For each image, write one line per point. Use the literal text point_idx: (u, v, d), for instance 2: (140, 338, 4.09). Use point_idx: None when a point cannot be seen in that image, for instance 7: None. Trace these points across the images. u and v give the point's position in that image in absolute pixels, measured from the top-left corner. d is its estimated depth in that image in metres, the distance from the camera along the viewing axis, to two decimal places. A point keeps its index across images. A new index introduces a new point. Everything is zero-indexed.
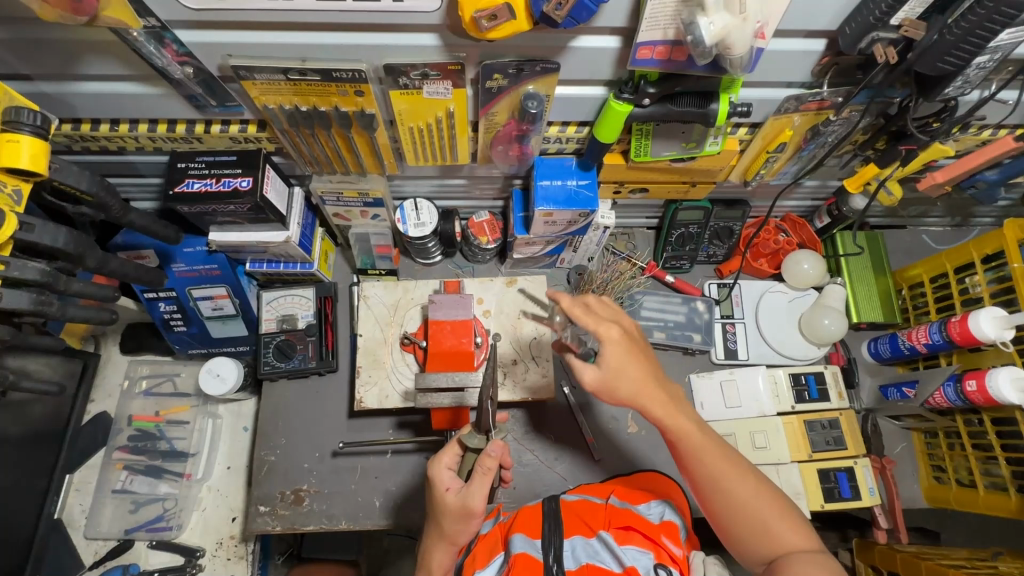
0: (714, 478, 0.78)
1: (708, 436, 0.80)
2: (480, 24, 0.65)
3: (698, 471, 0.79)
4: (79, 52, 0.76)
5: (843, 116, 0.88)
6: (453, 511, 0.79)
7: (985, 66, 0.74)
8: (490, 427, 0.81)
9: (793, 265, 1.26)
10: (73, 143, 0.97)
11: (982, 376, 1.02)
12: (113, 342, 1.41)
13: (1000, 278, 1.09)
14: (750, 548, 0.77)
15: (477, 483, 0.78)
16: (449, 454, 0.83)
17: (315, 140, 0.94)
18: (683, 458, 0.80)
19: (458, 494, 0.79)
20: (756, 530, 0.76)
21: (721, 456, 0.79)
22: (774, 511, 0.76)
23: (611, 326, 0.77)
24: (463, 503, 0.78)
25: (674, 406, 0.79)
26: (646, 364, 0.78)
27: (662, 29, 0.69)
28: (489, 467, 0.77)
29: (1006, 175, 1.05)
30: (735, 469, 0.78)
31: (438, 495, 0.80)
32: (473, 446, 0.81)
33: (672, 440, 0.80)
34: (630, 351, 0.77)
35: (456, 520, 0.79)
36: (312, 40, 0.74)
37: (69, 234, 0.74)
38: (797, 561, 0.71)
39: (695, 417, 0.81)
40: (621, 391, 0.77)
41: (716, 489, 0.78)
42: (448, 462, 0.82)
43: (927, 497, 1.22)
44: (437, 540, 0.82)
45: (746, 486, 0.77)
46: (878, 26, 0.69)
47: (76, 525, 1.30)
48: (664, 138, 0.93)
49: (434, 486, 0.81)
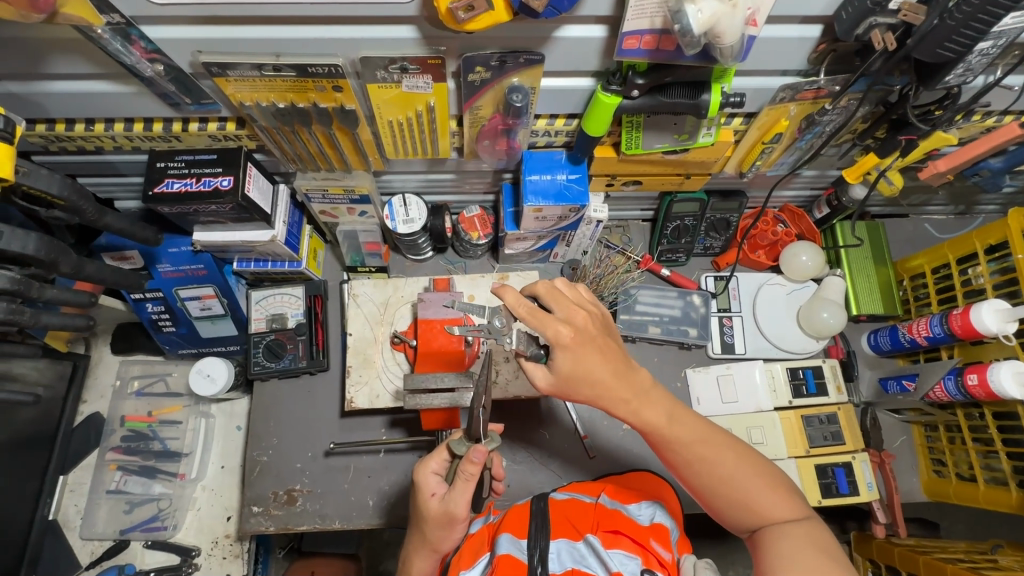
0: (690, 462, 0.77)
1: (680, 422, 0.78)
2: (456, 16, 0.62)
3: (674, 458, 0.78)
4: (45, 51, 0.73)
5: (841, 105, 0.85)
6: (436, 518, 0.79)
7: (988, 53, 0.71)
8: (480, 436, 0.79)
9: (790, 258, 1.23)
10: (49, 144, 0.95)
11: (983, 371, 1.00)
12: (104, 342, 1.40)
13: (1004, 269, 1.06)
14: (735, 523, 0.76)
15: (459, 491, 0.77)
16: (437, 459, 0.82)
17: (296, 137, 0.91)
18: (658, 446, 0.79)
19: (441, 500, 0.79)
20: (739, 508, 0.75)
21: (696, 440, 0.77)
22: (757, 487, 0.75)
23: (558, 327, 0.72)
24: (446, 510, 0.78)
25: (638, 398, 0.76)
26: (602, 362, 0.74)
27: (649, 18, 0.66)
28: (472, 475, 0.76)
29: (1011, 163, 1.02)
30: (712, 450, 0.77)
31: (422, 500, 0.80)
32: (459, 452, 0.79)
33: (642, 430, 0.78)
34: (581, 351, 0.73)
35: (439, 527, 0.80)
36: (286, 34, 0.71)
37: (39, 240, 0.72)
38: (781, 534, 0.71)
39: (665, 404, 0.78)
40: (579, 392, 0.75)
41: (694, 473, 0.77)
42: (434, 468, 0.82)
43: (926, 491, 1.20)
44: (419, 545, 0.83)
45: (725, 464, 0.76)
46: (876, 11, 0.64)
47: (72, 526, 1.30)
48: (655, 130, 0.90)
49: (419, 491, 0.81)
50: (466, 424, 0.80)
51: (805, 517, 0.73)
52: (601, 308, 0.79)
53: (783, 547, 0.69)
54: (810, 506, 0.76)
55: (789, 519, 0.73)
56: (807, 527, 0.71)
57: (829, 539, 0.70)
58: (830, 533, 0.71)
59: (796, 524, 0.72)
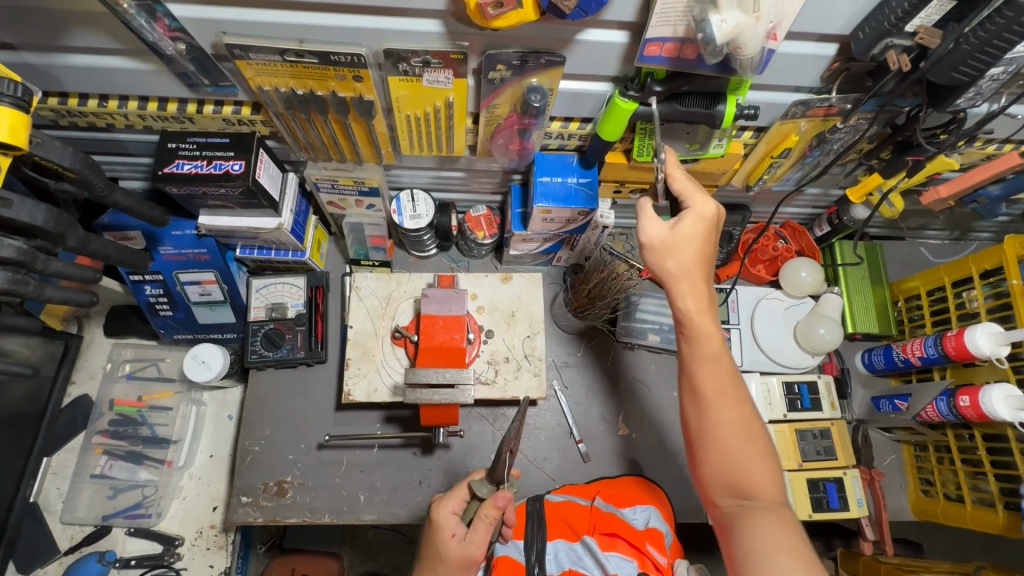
0: (707, 398, 0.79)
1: (716, 368, 0.80)
2: (486, 11, 0.63)
3: (695, 390, 0.80)
4: (66, 23, 0.73)
5: (851, 123, 0.87)
6: (454, 561, 0.77)
7: (998, 79, 0.72)
8: (502, 478, 0.79)
9: (790, 273, 1.25)
10: (59, 118, 0.94)
11: (976, 393, 1.01)
12: (97, 324, 1.38)
13: (997, 294, 1.08)
14: (715, 483, 0.78)
15: (480, 533, 0.77)
16: (456, 498, 0.81)
17: (311, 125, 0.91)
18: (688, 366, 0.81)
19: (460, 541, 0.78)
20: (727, 466, 0.77)
21: (721, 389, 0.79)
22: (752, 454, 0.77)
23: (706, 200, 0.80)
24: (466, 554, 0.77)
25: (699, 310, 0.80)
26: (695, 260, 0.80)
27: (673, 26, 0.67)
28: (492, 517, 0.76)
29: (1009, 192, 1.05)
30: (732, 399, 0.79)
31: (440, 541, 0.78)
32: (480, 495, 0.78)
33: (687, 334, 0.81)
34: (689, 258, 0.80)
35: (454, 571, 0.78)
36: (315, 20, 0.72)
37: (49, 212, 0.72)
38: (760, 510, 0.73)
39: (717, 334, 0.81)
40: (662, 264, 0.81)
41: (703, 414, 0.79)
42: (453, 507, 0.80)
43: (914, 510, 1.22)
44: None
45: (732, 419, 0.78)
46: (893, 32, 0.67)
47: (52, 510, 1.27)
48: (668, 138, 0.90)
49: (436, 529, 0.79)
50: (488, 465, 0.79)
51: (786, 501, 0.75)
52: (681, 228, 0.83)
53: (758, 525, 0.72)
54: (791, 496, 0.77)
55: (770, 499, 0.75)
56: (784, 512, 0.74)
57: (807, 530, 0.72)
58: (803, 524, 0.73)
59: (778, 504, 0.74)
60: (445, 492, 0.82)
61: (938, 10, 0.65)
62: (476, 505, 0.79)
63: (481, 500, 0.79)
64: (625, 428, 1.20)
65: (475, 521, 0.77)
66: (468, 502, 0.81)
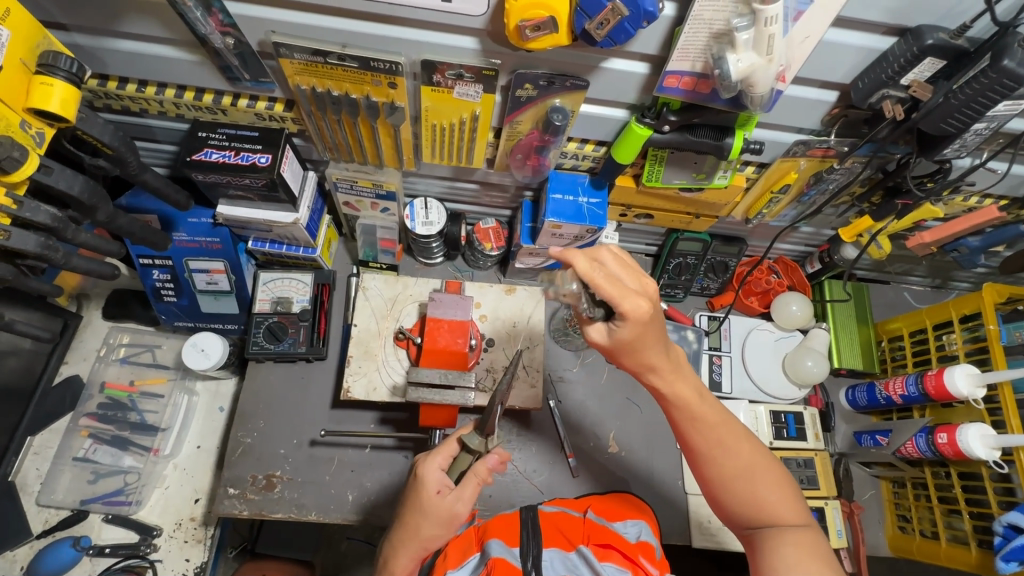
0: (713, 447, 0.80)
1: (708, 401, 0.80)
2: (523, 32, 0.68)
3: (698, 434, 0.80)
4: (123, 10, 0.77)
5: (846, 165, 0.94)
6: (438, 516, 0.80)
7: (981, 133, 0.78)
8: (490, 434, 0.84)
9: (782, 306, 1.30)
10: (95, 100, 0.97)
11: (953, 430, 1.05)
12: (96, 306, 1.38)
13: (975, 338, 1.13)
14: (736, 516, 0.81)
15: (468, 489, 0.81)
16: (443, 454, 0.84)
17: (339, 126, 0.95)
18: (682, 420, 0.80)
19: (445, 497, 0.81)
20: (749, 500, 0.79)
21: (719, 436, 0.79)
22: (767, 483, 0.79)
23: (636, 297, 0.65)
24: (451, 509, 0.80)
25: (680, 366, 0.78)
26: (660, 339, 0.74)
27: (691, 61, 0.73)
28: (483, 472, 0.80)
29: (988, 243, 1.12)
30: (733, 441, 0.80)
31: (426, 496, 0.81)
32: (471, 447, 0.82)
33: (671, 405, 0.79)
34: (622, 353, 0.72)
35: (436, 525, 0.80)
36: (361, 28, 0.77)
37: (85, 184, 0.75)
38: (788, 539, 0.76)
39: (695, 384, 0.79)
40: (626, 361, 0.74)
41: (711, 458, 0.80)
42: (440, 463, 0.83)
43: (890, 546, 1.25)
44: (407, 544, 0.81)
45: (744, 455, 0.80)
46: (889, 84, 0.73)
47: (29, 491, 1.24)
48: (677, 166, 0.97)
49: (420, 484, 0.82)
50: (477, 421, 0.83)
51: (804, 520, 0.79)
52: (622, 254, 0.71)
53: (788, 552, 0.74)
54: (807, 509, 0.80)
55: (791, 522, 0.78)
56: (807, 533, 0.77)
57: (826, 545, 0.76)
58: (826, 540, 0.77)
59: (797, 527, 0.77)
60: (432, 450, 0.85)
61: (930, 69, 0.71)
62: (467, 459, 0.83)
63: (472, 454, 0.83)
64: (616, 446, 1.22)
65: (465, 477, 0.81)
66: (455, 457, 0.85)
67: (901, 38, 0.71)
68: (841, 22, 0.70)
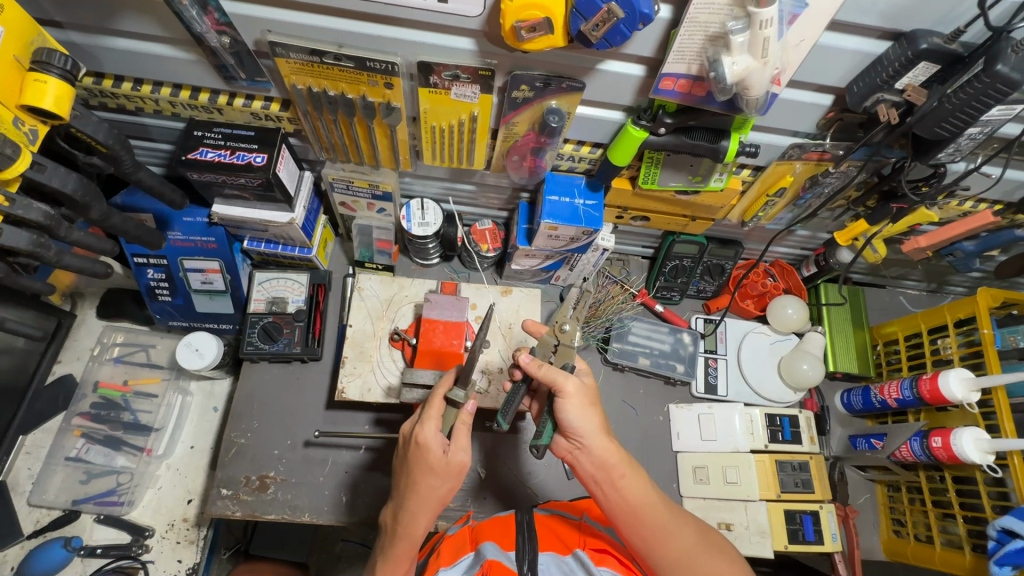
0: (656, 537, 0.80)
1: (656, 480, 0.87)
2: (519, 34, 0.68)
3: (644, 516, 0.81)
4: (118, 8, 0.77)
5: (842, 169, 0.94)
6: (450, 470, 0.81)
7: (975, 138, 0.79)
8: (467, 380, 0.85)
9: (778, 309, 1.30)
10: (90, 98, 0.97)
11: (948, 434, 1.05)
12: (90, 305, 1.38)
13: (970, 342, 1.14)
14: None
15: (463, 436, 0.82)
16: (433, 416, 0.82)
17: (336, 126, 0.95)
18: (627, 502, 0.82)
19: (448, 452, 0.81)
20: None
21: (661, 518, 0.81)
22: (714, 560, 0.81)
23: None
24: (459, 461, 0.81)
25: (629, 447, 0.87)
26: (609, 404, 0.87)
27: (687, 64, 0.73)
28: (470, 418, 0.83)
29: (983, 248, 1.12)
30: (677, 523, 0.82)
31: (433, 456, 0.80)
32: (457, 400, 0.83)
33: (616, 488, 0.82)
34: (584, 402, 0.83)
35: (449, 477, 0.81)
36: (357, 28, 0.77)
37: (78, 182, 0.75)
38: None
39: (636, 477, 0.83)
40: (582, 421, 0.82)
41: (656, 548, 0.80)
42: (435, 425, 0.82)
43: (885, 550, 1.24)
44: (422, 502, 0.81)
45: (687, 537, 0.81)
46: (884, 88, 0.74)
47: (20, 491, 1.23)
48: (673, 169, 0.97)
49: (423, 449, 0.80)
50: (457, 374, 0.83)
51: None
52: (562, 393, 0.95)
53: None
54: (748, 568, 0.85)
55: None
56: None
57: None
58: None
59: None
60: (421, 416, 0.83)
61: (924, 73, 0.72)
62: (454, 412, 0.84)
63: (456, 406, 0.84)
64: None
65: (457, 428, 0.82)
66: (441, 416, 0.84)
67: (895, 42, 0.71)
68: (835, 26, 0.70)
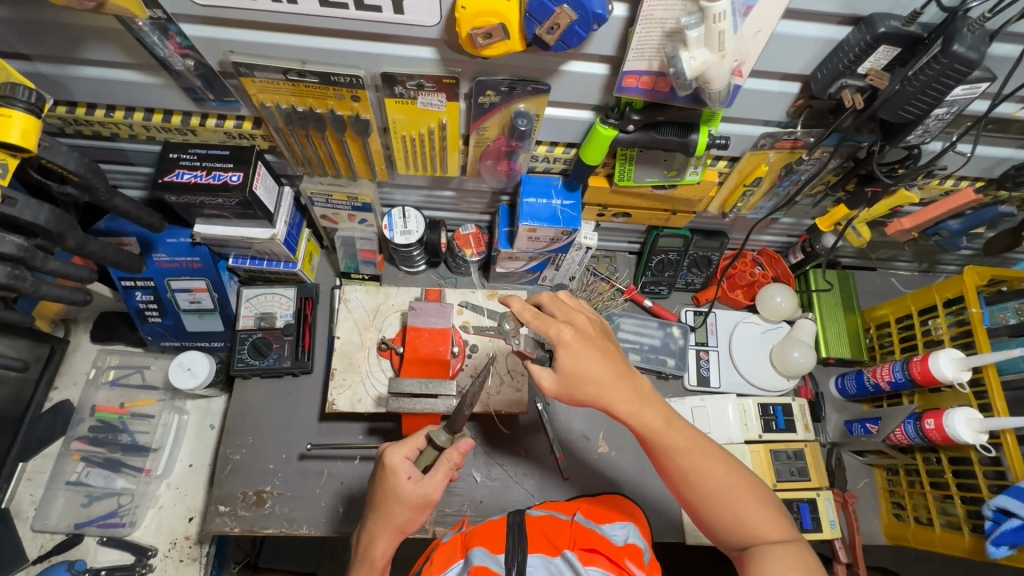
0: (683, 473, 0.81)
1: (675, 429, 0.82)
2: (475, 41, 0.68)
3: (666, 464, 0.82)
4: (82, 38, 0.78)
5: (815, 156, 0.93)
6: (412, 501, 0.80)
7: (943, 118, 0.78)
8: (459, 428, 0.84)
9: (766, 298, 1.30)
10: (66, 126, 0.98)
11: (940, 416, 1.04)
12: (84, 329, 1.40)
13: (960, 321, 1.13)
14: (725, 537, 0.81)
15: (439, 474, 0.81)
16: (410, 444, 0.84)
17: (309, 141, 0.95)
18: (652, 449, 0.83)
19: (413, 482, 0.80)
20: (727, 518, 0.79)
21: (690, 452, 0.81)
22: (746, 495, 0.80)
23: (561, 328, 0.79)
24: (423, 494, 0.80)
25: (636, 400, 0.81)
26: (601, 361, 0.80)
27: (648, 61, 0.73)
28: (456, 458, 0.81)
29: (968, 226, 1.11)
30: (708, 460, 0.81)
31: (397, 483, 0.80)
32: (438, 442, 0.83)
33: (640, 434, 0.82)
34: (584, 349, 0.79)
35: (411, 509, 0.80)
36: (318, 43, 0.78)
37: (51, 213, 0.76)
38: (771, 551, 0.76)
39: (660, 411, 0.82)
40: (581, 390, 0.80)
41: (687, 482, 0.81)
42: (407, 452, 0.83)
43: (886, 534, 1.24)
44: (383, 527, 0.80)
45: (718, 473, 0.81)
46: (847, 73, 0.73)
47: (24, 517, 1.25)
48: (647, 165, 0.97)
49: (389, 473, 0.81)
50: (448, 415, 0.84)
51: (791, 538, 0.78)
52: (600, 317, 0.88)
53: (771, 565, 0.74)
54: (786, 511, 0.82)
55: (776, 538, 0.78)
56: (792, 549, 0.76)
57: (814, 562, 0.75)
58: (814, 553, 0.77)
59: (781, 543, 0.77)
60: (398, 442, 0.85)
61: (885, 56, 0.72)
62: (433, 452, 0.83)
63: (439, 448, 0.83)
64: (606, 446, 1.23)
65: (439, 464, 0.81)
66: (421, 452, 0.85)
67: (855, 27, 0.70)
68: (793, 15, 0.70)
